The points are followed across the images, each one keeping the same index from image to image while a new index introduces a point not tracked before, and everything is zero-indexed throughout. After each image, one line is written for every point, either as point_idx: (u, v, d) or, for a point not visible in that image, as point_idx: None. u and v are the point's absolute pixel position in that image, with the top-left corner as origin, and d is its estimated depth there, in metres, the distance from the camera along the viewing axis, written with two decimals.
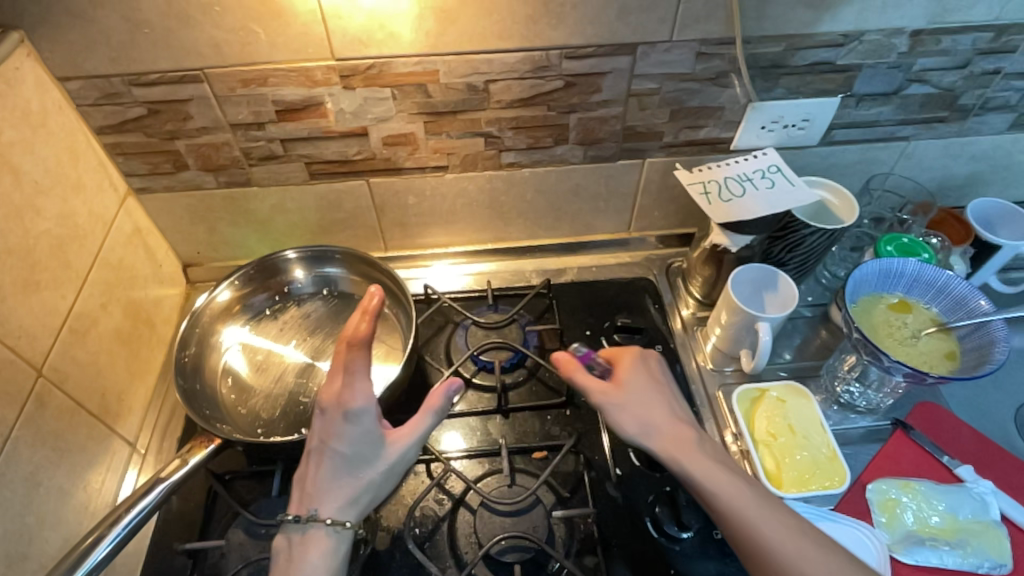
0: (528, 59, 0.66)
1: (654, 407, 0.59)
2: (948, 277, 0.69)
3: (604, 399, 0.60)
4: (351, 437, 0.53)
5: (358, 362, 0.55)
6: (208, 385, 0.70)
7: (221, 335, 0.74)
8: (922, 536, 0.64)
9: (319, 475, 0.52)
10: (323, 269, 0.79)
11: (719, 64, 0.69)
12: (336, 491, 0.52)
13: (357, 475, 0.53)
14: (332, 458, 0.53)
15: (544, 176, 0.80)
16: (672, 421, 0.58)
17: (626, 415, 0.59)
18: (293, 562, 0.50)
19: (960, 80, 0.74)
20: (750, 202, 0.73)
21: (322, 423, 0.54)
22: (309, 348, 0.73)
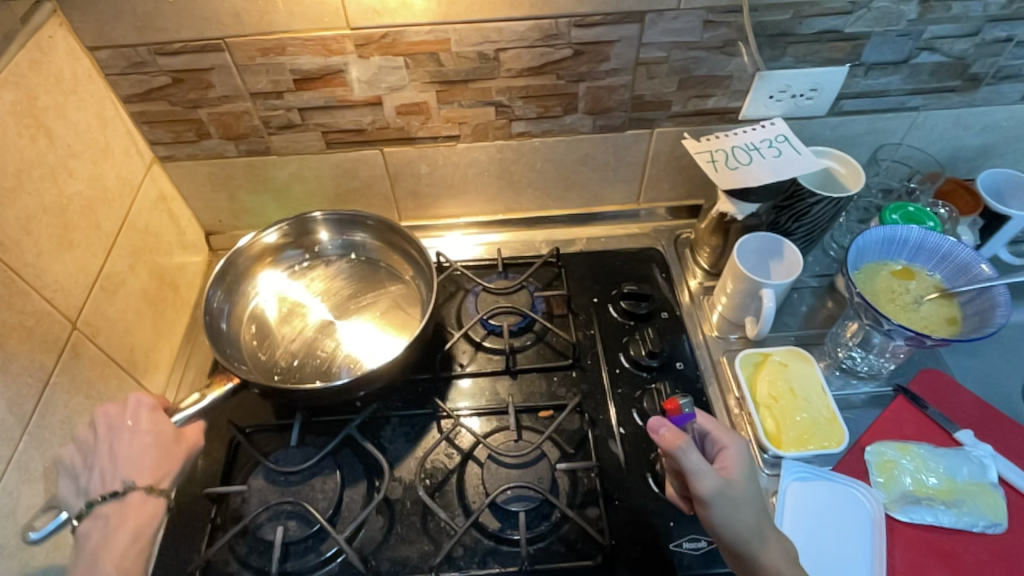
0: (537, 27, 0.67)
1: (757, 511, 0.55)
2: (954, 243, 0.69)
3: (718, 490, 0.53)
4: (148, 420, 0.58)
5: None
6: (232, 327, 0.74)
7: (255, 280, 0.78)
8: (919, 496, 0.65)
9: (115, 456, 0.55)
10: (351, 235, 0.81)
11: (726, 33, 0.70)
12: (142, 464, 0.55)
13: (159, 449, 0.57)
14: (131, 436, 0.56)
15: (553, 146, 0.82)
16: (776, 536, 0.54)
17: (741, 520, 0.53)
18: (114, 531, 0.51)
19: (972, 48, 0.74)
20: (756, 170, 0.74)
21: (113, 415, 0.57)
22: (334, 307, 0.76)
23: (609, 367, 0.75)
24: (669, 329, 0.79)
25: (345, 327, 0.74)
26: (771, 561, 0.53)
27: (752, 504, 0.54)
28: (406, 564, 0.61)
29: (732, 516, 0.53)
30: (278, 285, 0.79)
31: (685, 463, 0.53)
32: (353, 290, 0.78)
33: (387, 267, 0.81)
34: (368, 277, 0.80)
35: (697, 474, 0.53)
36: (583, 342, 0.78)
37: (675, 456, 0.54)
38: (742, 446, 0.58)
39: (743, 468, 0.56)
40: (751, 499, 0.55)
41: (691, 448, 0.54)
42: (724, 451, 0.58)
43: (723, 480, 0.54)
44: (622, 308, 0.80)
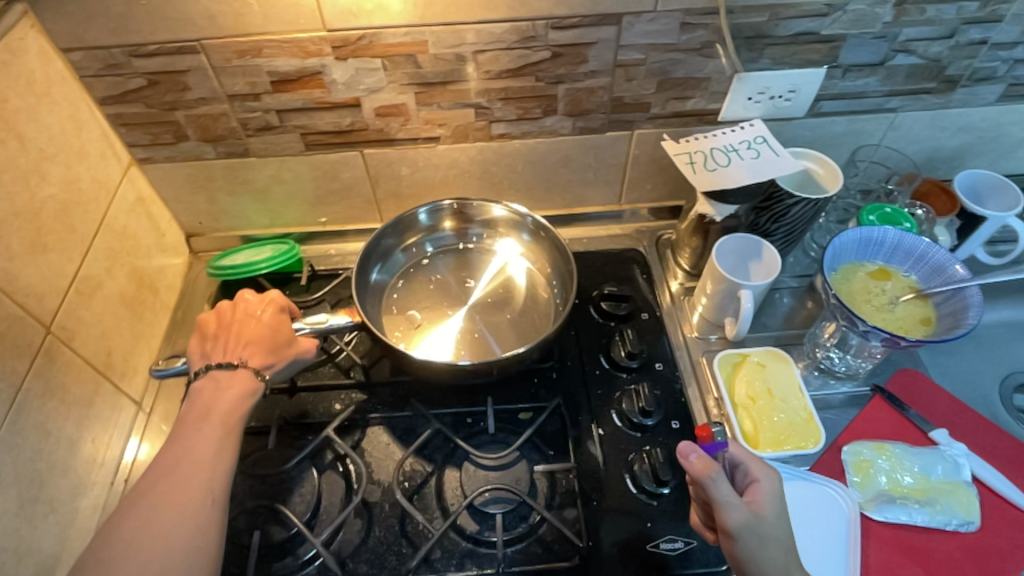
0: (515, 29, 0.67)
1: (784, 549, 0.54)
2: (928, 245, 0.70)
3: (746, 524, 0.53)
4: (274, 317, 0.66)
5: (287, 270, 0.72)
6: (398, 262, 0.82)
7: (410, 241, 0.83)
8: (894, 495, 0.66)
9: (240, 336, 0.63)
10: (508, 233, 0.83)
11: (703, 34, 0.70)
12: (258, 351, 0.63)
13: (276, 345, 0.64)
14: (255, 324, 0.64)
15: (534, 147, 0.82)
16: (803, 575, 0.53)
17: (768, 556, 0.52)
18: (218, 391, 0.59)
19: (947, 51, 0.74)
20: (735, 171, 0.74)
21: (247, 304, 0.66)
22: (480, 296, 0.78)
23: (589, 368, 0.75)
24: (649, 329, 0.80)
25: (465, 317, 0.76)
26: None
27: (780, 541, 0.54)
28: (384, 567, 0.61)
29: (760, 553, 0.52)
30: (455, 256, 0.83)
31: (713, 494, 0.53)
32: (497, 291, 0.79)
33: (538, 273, 0.81)
34: (516, 279, 0.80)
35: (725, 506, 0.53)
36: (563, 343, 0.78)
37: (705, 485, 0.53)
38: (773, 481, 0.57)
39: (771, 505, 0.55)
40: (778, 535, 0.54)
41: (721, 479, 0.53)
42: (754, 485, 0.57)
43: (751, 515, 0.54)
44: (603, 309, 0.80)
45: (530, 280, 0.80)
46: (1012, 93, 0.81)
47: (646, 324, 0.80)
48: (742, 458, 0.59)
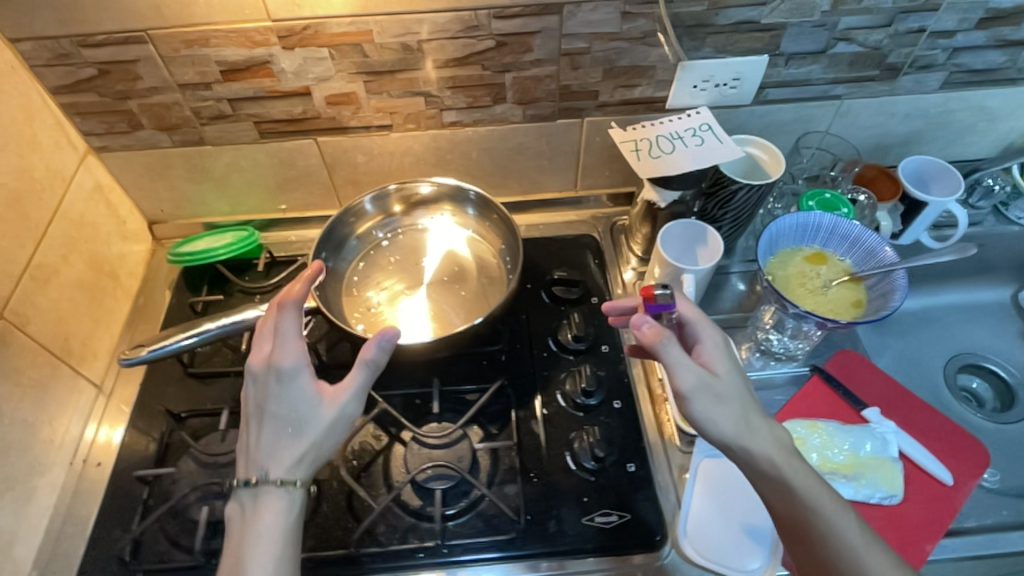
0: (458, 19, 0.69)
1: (743, 403, 0.51)
2: (862, 229, 0.72)
3: (698, 383, 0.50)
4: (285, 396, 0.53)
5: (291, 312, 0.55)
6: (357, 246, 0.83)
7: (363, 229, 0.83)
8: (822, 470, 0.68)
9: (259, 437, 0.52)
10: (459, 208, 0.84)
11: (644, 24, 0.71)
12: (282, 451, 0.51)
13: (297, 432, 0.52)
14: (272, 412, 0.52)
15: (486, 135, 0.83)
16: (768, 424, 0.52)
17: (724, 415, 0.50)
18: (248, 525, 0.50)
19: (886, 39, 0.76)
20: (679, 158, 0.76)
21: (256, 393, 0.53)
22: (437, 274, 0.80)
23: (537, 350, 0.77)
24: (598, 313, 0.82)
25: (426, 294, 0.78)
26: (765, 452, 0.50)
27: (735, 395, 0.51)
28: (330, 540, 0.63)
29: (715, 411, 0.50)
30: (412, 238, 0.83)
31: (665, 359, 0.51)
32: (455, 267, 0.81)
33: (490, 249, 0.82)
34: (473, 254, 0.82)
35: (678, 368, 0.51)
36: (511, 326, 0.79)
37: (655, 351, 0.51)
38: (716, 333, 0.55)
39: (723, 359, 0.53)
40: (735, 386, 0.52)
41: (670, 341, 0.51)
42: (699, 346, 0.55)
43: (703, 374, 0.51)
44: (554, 294, 0.82)
45: (478, 256, 0.82)
46: (955, 81, 0.82)
47: (596, 307, 0.82)
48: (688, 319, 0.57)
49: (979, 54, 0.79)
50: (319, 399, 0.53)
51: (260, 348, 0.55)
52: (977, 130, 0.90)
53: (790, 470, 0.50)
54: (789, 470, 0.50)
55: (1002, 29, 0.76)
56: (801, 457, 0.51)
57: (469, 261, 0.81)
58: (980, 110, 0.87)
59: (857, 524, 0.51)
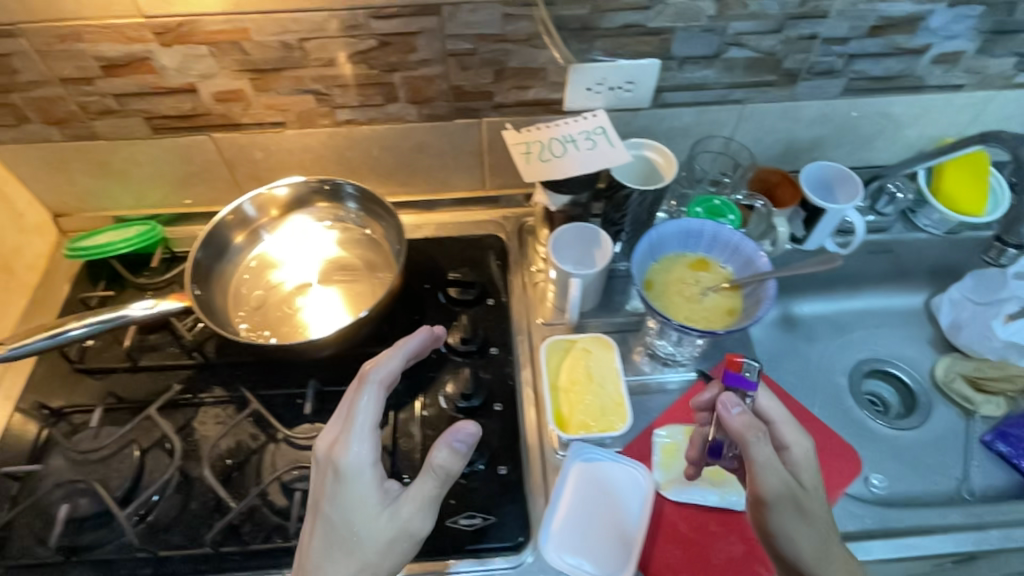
0: (335, 18, 0.68)
1: (820, 528, 0.56)
2: (741, 238, 0.71)
3: (781, 493, 0.55)
4: (344, 500, 0.55)
5: (373, 398, 0.57)
6: (240, 249, 0.81)
7: (243, 243, 0.81)
8: (692, 476, 0.70)
9: (321, 537, 0.55)
10: (341, 204, 0.83)
11: (528, 26, 0.70)
12: (335, 563, 0.53)
13: (352, 550, 0.54)
14: (336, 517, 0.54)
15: (384, 133, 0.83)
16: (840, 554, 0.56)
17: (811, 535, 0.55)
18: None
19: (779, 45, 0.75)
20: (568, 162, 0.76)
21: (323, 490, 0.56)
22: (327, 272, 0.80)
23: (425, 352, 0.77)
24: (490, 315, 0.82)
25: (317, 291, 0.78)
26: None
27: (822, 515, 0.57)
28: (192, 537, 0.64)
29: (805, 526, 0.55)
30: (299, 235, 0.83)
31: (753, 454, 0.56)
32: (344, 262, 0.81)
33: (378, 245, 0.82)
34: (362, 251, 0.82)
35: (764, 470, 0.55)
36: (400, 326, 0.79)
37: (746, 446, 0.56)
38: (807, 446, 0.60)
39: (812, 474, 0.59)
40: (819, 509, 0.57)
41: (761, 441, 0.56)
42: (784, 451, 0.60)
43: (789, 484, 0.56)
44: (449, 295, 0.82)
45: (357, 256, 0.81)
46: (856, 87, 0.82)
47: (490, 309, 0.82)
48: (777, 421, 0.60)
49: (876, 60, 0.78)
50: (385, 505, 0.55)
51: (328, 433, 0.58)
52: (884, 136, 0.90)
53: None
54: None
55: (895, 36, 0.75)
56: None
57: (351, 259, 0.81)
58: (886, 116, 0.87)
59: None
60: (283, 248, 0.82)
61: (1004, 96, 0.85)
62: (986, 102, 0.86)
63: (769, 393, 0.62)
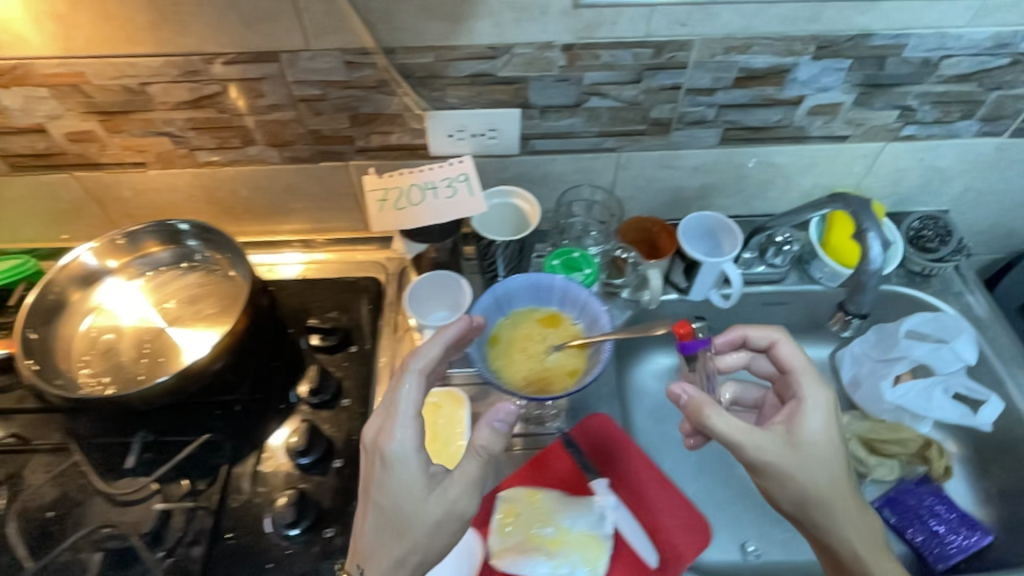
0: (172, 64, 0.67)
1: (836, 472, 0.59)
2: (589, 297, 0.69)
3: (772, 457, 0.58)
4: (393, 487, 0.56)
5: (413, 390, 0.57)
6: (75, 309, 0.77)
7: (89, 297, 0.78)
8: (529, 545, 0.66)
9: (372, 522, 0.57)
10: (181, 243, 0.80)
11: (373, 73, 0.69)
12: (387, 546, 0.56)
13: (402, 533, 0.56)
14: (388, 504, 0.56)
15: (251, 175, 0.81)
16: (856, 504, 0.60)
17: (802, 482, 0.58)
18: None
19: (641, 95, 0.73)
20: (423, 211, 0.74)
21: (377, 474, 0.56)
22: (182, 314, 0.77)
23: (275, 402, 0.76)
24: (349, 363, 0.79)
25: (175, 332, 0.76)
26: (847, 528, 0.60)
27: (819, 462, 0.58)
28: None
29: (795, 473, 0.58)
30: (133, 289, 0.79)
31: (714, 431, 0.59)
32: (198, 302, 0.78)
33: (231, 284, 0.79)
34: (216, 291, 0.79)
35: (740, 445, 0.58)
36: (252, 373, 0.77)
37: (705, 425, 0.59)
38: (823, 397, 0.61)
39: (822, 428, 0.59)
40: (824, 455, 0.59)
41: (720, 418, 0.59)
42: (798, 403, 0.61)
43: (779, 442, 0.59)
44: (310, 342, 0.80)
45: (211, 296, 0.78)
46: (734, 136, 0.79)
47: (350, 358, 0.80)
48: (794, 374, 0.63)
49: (749, 111, 0.76)
50: (433, 490, 0.56)
51: (375, 421, 0.58)
52: (776, 186, 0.87)
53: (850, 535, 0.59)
54: (864, 551, 0.60)
55: (764, 88, 0.73)
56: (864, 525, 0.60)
57: (204, 299, 0.78)
58: (773, 166, 0.84)
59: None
60: (116, 305, 0.78)
61: (895, 148, 0.82)
62: (876, 153, 0.83)
63: (794, 346, 0.66)
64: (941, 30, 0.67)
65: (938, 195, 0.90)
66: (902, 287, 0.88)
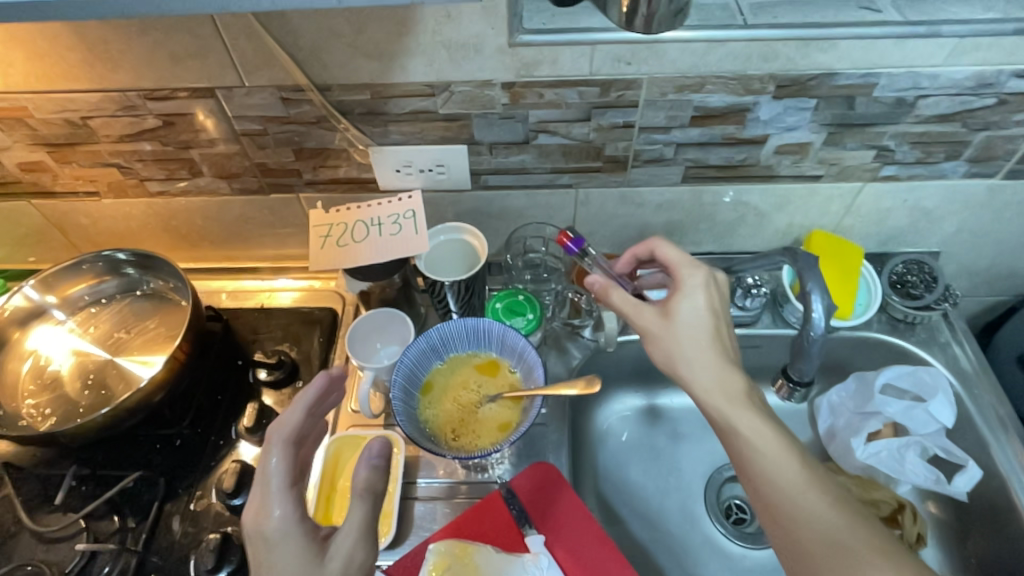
0: (109, 99, 0.66)
1: (705, 339, 0.59)
2: (525, 344, 0.67)
3: (648, 326, 0.61)
4: (282, 564, 0.47)
5: (281, 460, 0.51)
6: (14, 345, 0.76)
7: (26, 339, 0.77)
8: None
9: None
10: (125, 273, 0.81)
11: (311, 109, 0.67)
12: None
13: None
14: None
15: (203, 206, 0.81)
16: (737, 372, 0.58)
17: (673, 347, 0.59)
18: None
19: (592, 133, 0.69)
20: (367, 249, 0.73)
21: (261, 558, 0.47)
22: (130, 343, 0.77)
23: (214, 438, 0.74)
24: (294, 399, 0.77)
25: (123, 360, 0.75)
26: (712, 388, 0.57)
27: (687, 329, 0.59)
28: None
29: (665, 339, 0.59)
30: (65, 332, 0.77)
31: (612, 305, 0.63)
32: (144, 331, 0.78)
33: (179, 314, 0.78)
34: (164, 320, 0.78)
35: (629, 313, 0.62)
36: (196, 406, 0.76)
37: (606, 303, 0.63)
38: (698, 275, 0.61)
39: (691, 301, 0.60)
40: (692, 322, 0.59)
41: (616, 290, 0.63)
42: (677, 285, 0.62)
43: (655, 316, 0.61)
44: (256, 375, 0.78)
45: (158, 325, 0.78)
46: (697, 174, 0.75)
47: (296, 394, 0.78)
48: (671, 263, 0.64)
49: (711, 150, 0.71)
50: (328, 552, 0.48)
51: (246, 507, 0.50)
52: (748, 224, 0.83)
53: (727, 404, 0.56)
54: (733, 414, 0.56)
55: (724, 126, 0.69)
56: (751, 401, 0.56)
57: (150, 328, 0.78)
58: (743, 204, 0.79)
59: (806, 474, 0.53)
60: (49, 347, 0.76)
61: (875, 188, 0.77)
62: (855, 193, 0.78)
63: (670, 244, 0.66)
64: (914, 69, 0.62)
65: (927, 237, 0.84)
66: (883, 335, 0.82)
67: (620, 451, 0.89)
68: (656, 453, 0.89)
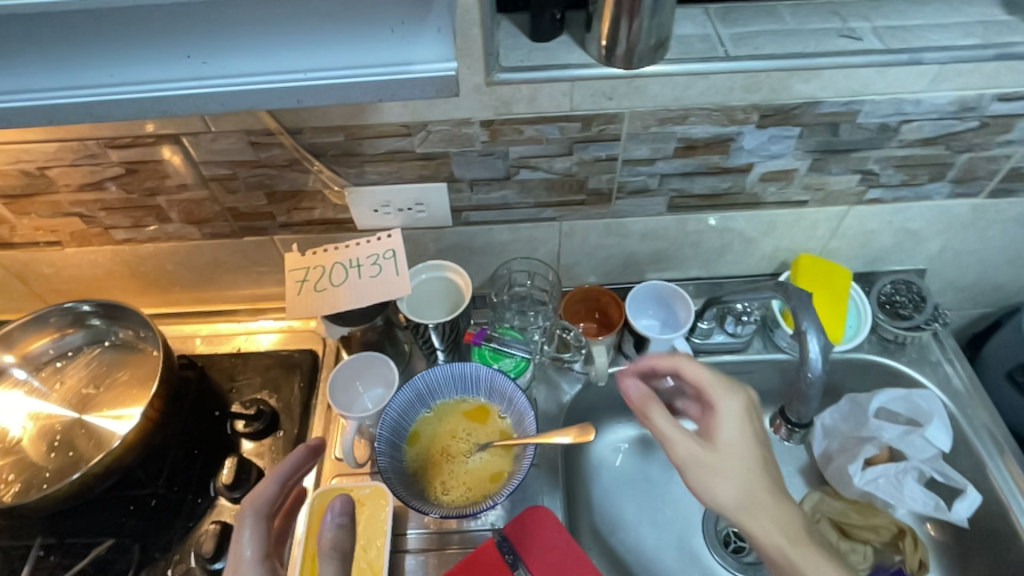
0: (67, 148, 0.63)
1: (754, 472, 0.53)
2: (515, 389, 0.66)
3: (689, 456, 0.53)
4: None
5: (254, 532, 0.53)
6: None
7: None
8: None
9: None
10: (90, 324, 0.77)
11: (283, 153, 0.64)
12: None
13: None
14: None
15: (173, 251, 0.77)
16: (788, 506, 0.52)
17: (718, 478, 0.52)
18: None
19: (575, 166, 0.67)
20: (345, 292, 0.70)
21: None
22: (97, 399, 0.73)
23: (192, 497, 0.71)
24: (275, 451, 0.74)
25: (90, 418, 0.71)
26: (768, 529, 0.51)
27: (734, 461, 0.53)
28: None
29: (712, 472, 0.53)
30: (19, 394, 0.73)
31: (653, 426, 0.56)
32: (111, 385, 0.74)
33: (149, 365, 0.75)
34: (134, 372, 0.74)
35: (670, 441, 0.55)
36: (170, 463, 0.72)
37: (644, 417, 0.58)
38: (737, 399, 0.57)
39: (734, 432, 0.55)
40: (739, 456, 0.53)
41: (658, 414, 0.56)
42: (713, 412, 0.56)
43: (699, 448, 0.54)
44: (234, 427, 0.75)
45: (127, 378, 0.74)
46: (682, 204, 0.74)
47: (278, 444, 0.74)
48: (702, 383, 0.58)
49: (695, 180, 0.70)
50: None
51: None
52: (734, 250, 0.81)
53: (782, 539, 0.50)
54: (794, 554, 0.50)
55: (707, 156, 0.67)
56: (813, 539, 0.50)
57: (118, 382, 0.74)
58: (730, 230, 0.78)
59: None
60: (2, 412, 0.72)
61: (860, 212, 0.76)
62: (840, 216, 0.77)
63: (690, 360, 0.60)
64: (897, 96, 0.62)
65: (913, 256, 0.84)
66: (874, 356, 0.81)
67: (615, 485, 0.86)
68: (652, 484, 0.87)
